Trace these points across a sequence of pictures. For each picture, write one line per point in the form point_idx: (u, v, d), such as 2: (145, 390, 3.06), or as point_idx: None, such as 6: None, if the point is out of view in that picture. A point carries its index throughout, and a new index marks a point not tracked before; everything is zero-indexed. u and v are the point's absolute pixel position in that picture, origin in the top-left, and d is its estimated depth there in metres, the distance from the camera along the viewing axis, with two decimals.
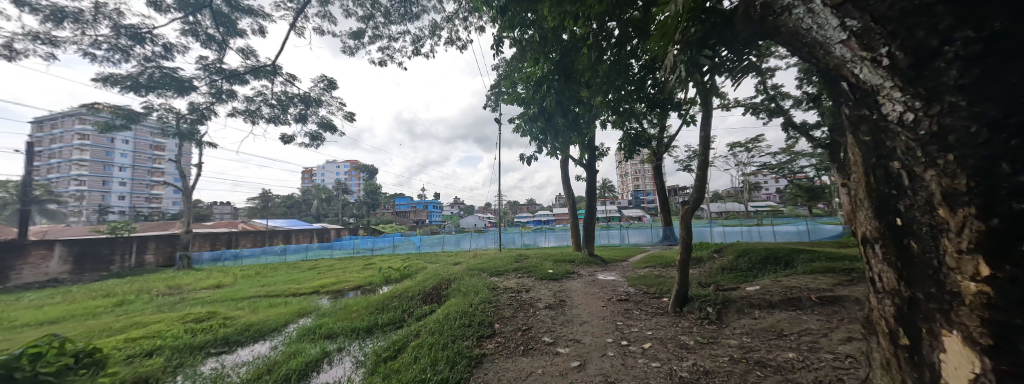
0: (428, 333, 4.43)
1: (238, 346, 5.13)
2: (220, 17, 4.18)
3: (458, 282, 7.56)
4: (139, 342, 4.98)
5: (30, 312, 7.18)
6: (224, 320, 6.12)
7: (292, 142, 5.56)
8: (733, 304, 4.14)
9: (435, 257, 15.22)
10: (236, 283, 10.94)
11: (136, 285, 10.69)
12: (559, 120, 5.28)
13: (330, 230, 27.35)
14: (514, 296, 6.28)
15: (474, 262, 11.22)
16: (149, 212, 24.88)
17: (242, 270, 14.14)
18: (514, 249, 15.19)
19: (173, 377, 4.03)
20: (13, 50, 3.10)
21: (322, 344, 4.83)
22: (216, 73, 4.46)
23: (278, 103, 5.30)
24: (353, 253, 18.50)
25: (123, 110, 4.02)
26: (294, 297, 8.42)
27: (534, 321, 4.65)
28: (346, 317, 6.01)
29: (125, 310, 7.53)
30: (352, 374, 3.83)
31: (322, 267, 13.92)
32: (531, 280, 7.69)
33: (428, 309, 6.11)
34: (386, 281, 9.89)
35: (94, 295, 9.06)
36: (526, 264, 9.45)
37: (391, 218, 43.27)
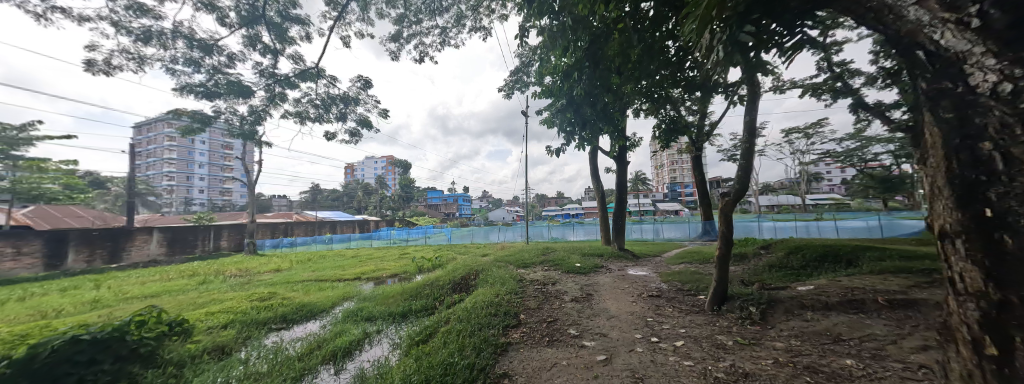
0: (459, 319, 4.58)
1: (293, 323, 5.66)
2: (273, 27, 4.52)
3: (486, 273, 7.73)
4: (217, 315, 5.66)
5: (134, 286, 8.48)
6: (282, 300, 6.80)
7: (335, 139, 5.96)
8: (781, 304, 3.86)
9: (465, 248, 15.66)
10: (291, 268, 12.03)
11: (212, 267, 12.13)
12: (587, 111, 5.19)
13: (370, 222, 29.03)
14: (541, 288, 6.32)
15: (502, 254, 11.44)
16: (222, 204, 28.28)
17: (294, 256, 15.48)
18: (541, 242, 15.22)
19: (243, 347, 4.55)
20: (109, 64, 3.55)
21: (363, 326, 5.19)
22: (270, 78, 4.85)
23: (322, 103, 5.68)
24: (390, 243, 19.47)
25: (198, 114, 4.51)
26: (339, 282, 9.11)
27: (558, 314, 4.64)
28: (384, 302, 6.41)
29: (204, 287, 8.59)
30: (389, 354, 4.08)
31: (363, 256, 14.89)
32: (558, 273, 7.69)
33: (457, 297, 6.37)
34: (419, 269, 10.35)
35: (180, 274, 10.45)
36: (554, 257, 9.45)
37: (424, 211, 45.09)
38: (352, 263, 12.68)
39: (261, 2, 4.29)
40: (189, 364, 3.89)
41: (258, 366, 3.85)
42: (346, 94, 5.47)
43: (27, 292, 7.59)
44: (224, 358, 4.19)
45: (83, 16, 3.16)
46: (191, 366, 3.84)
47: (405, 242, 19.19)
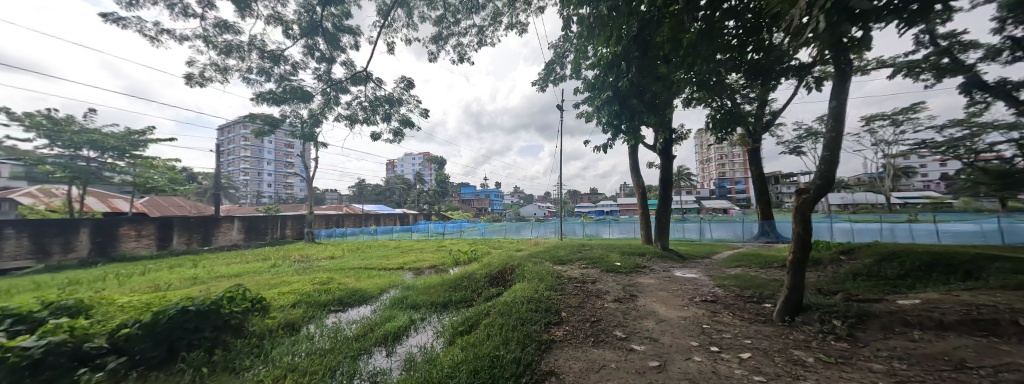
0: (501, 313, 4.66)
1: (349, 306, 6.20)
2: (329, 37, 4.92)
3: (522, 268, 7.82)
4: (287, 296, 6.39)
5: (223, 267, 9.90)
6: (338, 285, 7.48)
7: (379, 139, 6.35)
8: (876, 320, 3.34)
9: (499, 242, 15.86)
10: (344, 256, 13.15)
11: (281, 252, 13.72)
12: (635, 102, 4.91)
13: (410, 216, 30.61)
14: (580, 286, 6.25)
15: (536, 250, 11.40)
16: (286, 196, 31.65)
17: (346, 245, 16.86)
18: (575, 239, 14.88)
19: (309, 325, 5.08)
20: (203, 77, 4.14)
21: (410, 313, 5.51)
22: (328, 85, 5.30)
23: (369, 106, 6.08)
24: (428, 236, 20.35)
25: (268, 117, 5.08)
26: (385, 271, 9.79)
27: (602, 314, 4.54)
28: (426, 291, 6.76)
29: (275, 270, 9.74)
30: (434, 341, 4.30)
31: (405, 247, 15.79)
32: (596, 271, 7.50)
33: (495, 291, 6.50)
34: (456, 262, 10.73)
35: (257, 258, 11.99)
36: (591, 255, 9.22)
37: (460, 206, 46.42)
38: (396, 254, 13.51)
39: (319, 15, 4.68)
40: (268, 336, 4.42)
41: (321, 343, 4.25)
42: (389, 95, 5.81)
43: (146, 268, 9.22)
44: (295, 334, 4.70)
45: (182, 36, 3.73)
46: (270, 339, 4.34)
47: (442, 235, 19.91)
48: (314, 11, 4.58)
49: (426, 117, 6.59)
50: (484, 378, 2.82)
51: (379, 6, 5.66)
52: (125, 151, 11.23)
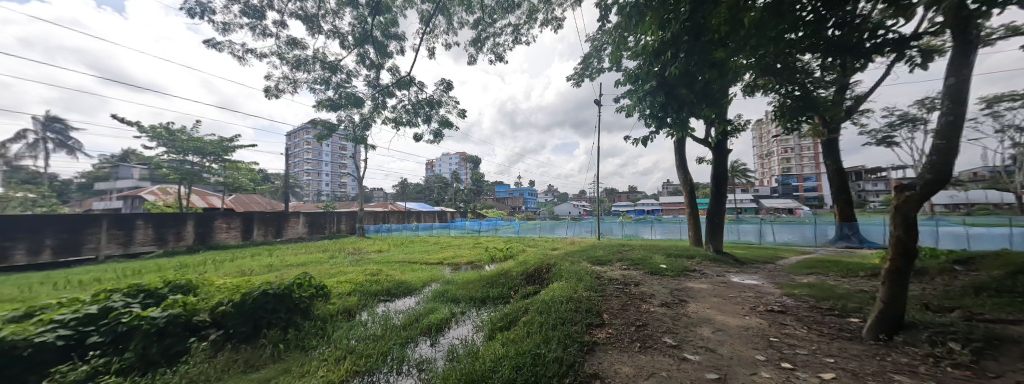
0: (541, 311, 4.64)
1: (395, 297, 6.62)
2: (379, 46, 5.27)
3: (559, 267, 7.73)
4: (344, 284, 7.02)
5: (292, 256, 11.16)
6: (386, 276, 8.03)
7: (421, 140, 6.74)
8: (1012, 344, 2.71)
9: (534, 241, 15.83)
10: (390, 250, 14.08)
11: (337, 245, 15.07)
12: (685, 92, 4.57)
13: (450, 213, 31.80)
14: (622, 289, 6.03)
15: (573, 250, 11.18)
16: (340, 194, 34.67)
17: (392, 240, 18.01)
18: (614, 239, 14.29)
19: (362, 312, 5.51)
20: (276, 88, 4.67)
21: (450, 306, 5.73)
22: (378, 91, 5.69)
23: (412, 109, 6.42)
24: (465, 233, 20.97)
25: (327, 122, 5.58)
26: (427, 265, 10.29)
27: (648, 319, 4.31)
28: (464, 286, 6.97)
29: (333, 261, 10.71)
30: (473, 335, 4.43)
31: (444, 243, 16.44)
32: (639, 273, 7.17)
33: (531, 289, 6.51)
34: (492, 259, 10.94)
35: (318, 249, 13.34)
36: (633, 256, 8.80)
37: (496, 205, 47.12)
38: (436, 249, 14.11)
39: (369, 25, 5.03)
40: (330, 320, 4.87)
41: (373, 330, 4.57)
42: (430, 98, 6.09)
43: (232, 255, 10.72)
44: (351, 319, 5.12)
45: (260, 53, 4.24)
46: (331, 322, 4.78)
47: (479, 233, 20.37)
48: (366, 21, 4.94)
49: (464, 117, 6.82)
50: (525, 376, 2.83)
51: (421, 11, 5.92)
52: (220, 154, 13.46)
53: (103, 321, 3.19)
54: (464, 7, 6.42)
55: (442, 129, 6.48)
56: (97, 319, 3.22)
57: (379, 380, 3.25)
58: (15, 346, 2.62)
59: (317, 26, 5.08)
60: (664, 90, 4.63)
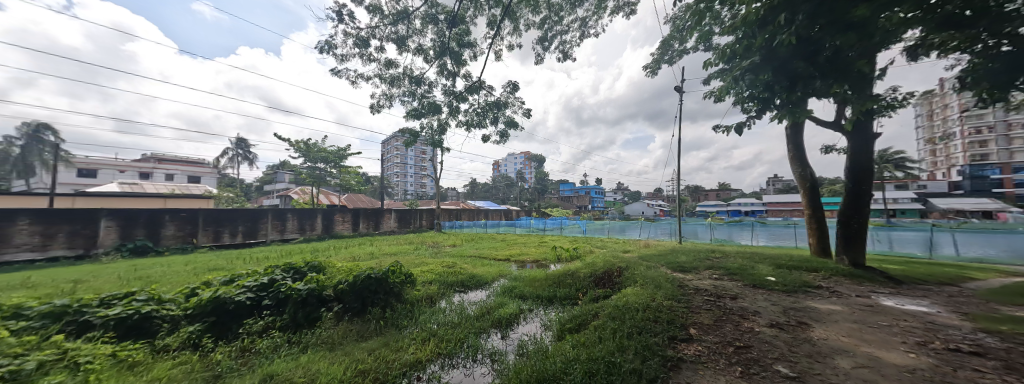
0: (613, 317, 4.31)
1: (468, 288, 6.90)
2: (453, 55, 5.52)
3: (632, 272, 7.18)
4: (426, 274, 7.62)
5: (383, 247, 12.69)
6: (459, 269, 8.45)
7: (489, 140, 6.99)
8: None
9: (603, 241, 15.02)
10: (462, 244, 14.95)
11: (416, 239, 16.59)
12: (803, 66, 3.78)
13: (515, 212, 32.33)
14: (713, 301, 5.27)
15: (649, 253, 10.27)
16: (418, 193, 38.26)
17: (463, 236, 19.07)
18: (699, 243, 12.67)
19: (441, 300, 5.84)
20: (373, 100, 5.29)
21: (517, 303, 5.71)
22: (453, 97, 5.98)
23: (482, 112, 6.60)
24: (530, 231, 20.99)
25: (410, 130, 6.09)
26: (495, 261, 10.54)
27: (753, 340, 3.63)
28: (531, 284, 6.88)
29: (415, 253, 11.80)
30: (541, 333, 4.35)
31: (511, 240, 16.78)
32: (736, 285, 6.20)
33: (601, 292, 6.10)
34: (558, 258, 10.70)
35: (403, 241, 14.89)
36: (726, 264, 7.65)
37: (561, 203, 46.37)
38: (503, 246, 14.48)
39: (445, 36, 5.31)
40: (416, 305, 5.31)
41: (451, 317, 4.79)
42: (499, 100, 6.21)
43: (336, 244, 12.64)
44: (432, 306, 5.47)
45: None
46: (416, 307, 5.19)
47: (543, 231, 20.11)
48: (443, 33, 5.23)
49: (531, 116, 6.85)
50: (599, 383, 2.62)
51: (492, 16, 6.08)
52: (338, 163, 17.23)
53: (271, 289, 4.51)
54: (530, 8, 6.35)
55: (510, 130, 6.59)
56: (265, 287, 4.57)
57: (457, 366, 3.45)
58: (225, 301, 4.11)
59: (403, 44, 5.60)
60: (777, 63, 3.90)
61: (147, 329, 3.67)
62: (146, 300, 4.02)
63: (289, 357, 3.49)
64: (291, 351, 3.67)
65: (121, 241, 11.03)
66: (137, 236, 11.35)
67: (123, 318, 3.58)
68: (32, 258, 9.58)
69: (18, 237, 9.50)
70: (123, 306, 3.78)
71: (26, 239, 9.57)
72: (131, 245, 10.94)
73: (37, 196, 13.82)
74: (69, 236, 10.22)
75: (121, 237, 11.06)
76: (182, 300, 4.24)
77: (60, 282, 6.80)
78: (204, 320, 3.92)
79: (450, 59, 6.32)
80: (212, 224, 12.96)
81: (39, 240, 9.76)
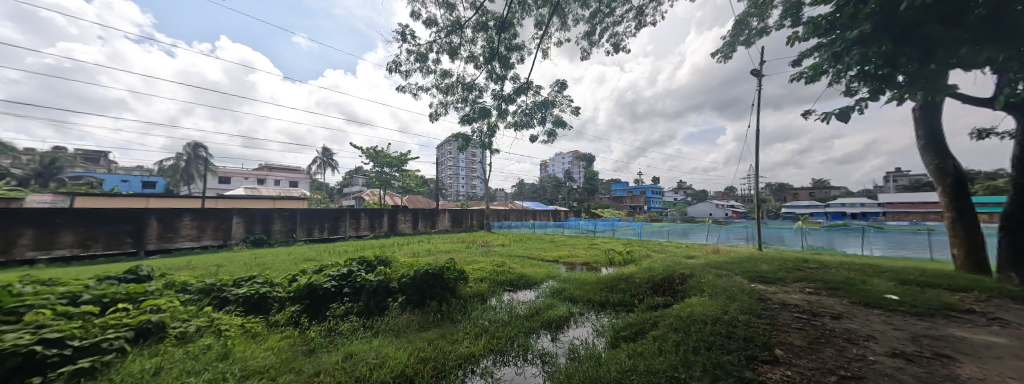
0: (680, 331, 3.83)
1: (517, 288, 6.79)
2: (500, 59, 5.43)
3: (697, 280, 6.42)
4: (477, 271, 7.71)
5: (438, 244, 13.29)
6: (507, 268, 8.37)
7: (536, 139, 6.99)
8: None
9: (660, 245, 13.82)
10: (511, 244, 14.98)
11: (467, 238, 17.10)
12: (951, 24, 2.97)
13: (562, 212, 31.69)
14: (804, 319, 4.43)
15: (719, 260, 9.13)
16: (468, 194, 39.60)
17: (511, 236, 19.12)
18: (782, 251, 10.92)
19: (491, 298, 5.77)
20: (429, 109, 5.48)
21: (567, 305, 5.39)
22: (501, 100, 5.91)
23: (529, 112, 6.43)
24: (579, 232, 20.24)
25: (462, 134, 6.17)
26: (543, 262, 10.29)
27: (864, 372, 2.85)
28: (581, 287, 6.49)
29: (467, 251, 12.12)
30: (593, 339, 4.06)
31: (558, 241, 16.37)
32: (837, 302, 5.16)
33: (661, 300, 5.52)
34: (610, 262, 10.02)
35: (454, 240, 15.44)
36: (822, 276, 6.44)
37: (612, 203, 44.20)
38: (550, 247, 14.17)
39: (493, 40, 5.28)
40: (468, 301, 5.35)
41: (500, 315, 4.68)
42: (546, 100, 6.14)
43: (393, 241, 13.49)
44: (483, 303, 5.43)
45: None
46: (466, 303, 5.21)
47: (593, 233, 19.28)
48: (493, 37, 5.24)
49: (580, 113, 6.60)
50: None
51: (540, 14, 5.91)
52: (400, 167, 18.77)
53: (349, 279, 4.97)
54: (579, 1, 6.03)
55: (557, 128, 6.55)
56: (346, 277, 5.06)
57: (509, 363, 3.36)
58: (317, 287, 4.64)
59: (456, 53, 5.83)
60: (900, 33, 3.50)
61: (263, 307, 4.46)
62: (263, 283, 4.88)
63: (364, 339, 3.76)
64: (365, 334, 3.93)
65: (246, 234, 13.34)
66: (256, 230, 13.61)
67: (248, 296, 4.45)
68: (192, 245, 11.94)
69: (185, 228, 11.81)
70: (249, 286, 4.69)
71: (189, 231, 11.88)
72: (253, 237, 13.22)
73: (191, 199, 17.32)
74: (211, 228, 12.44)
75: (246, 230, 13.33)
76: (287, 284, 4.96)
77: (209, 265, 8.30)
78: (301, 302, 4.54)
79: (498, 64, 6.30)
80: (307, 221, 14.98)
81: (196, 232, 12.09)
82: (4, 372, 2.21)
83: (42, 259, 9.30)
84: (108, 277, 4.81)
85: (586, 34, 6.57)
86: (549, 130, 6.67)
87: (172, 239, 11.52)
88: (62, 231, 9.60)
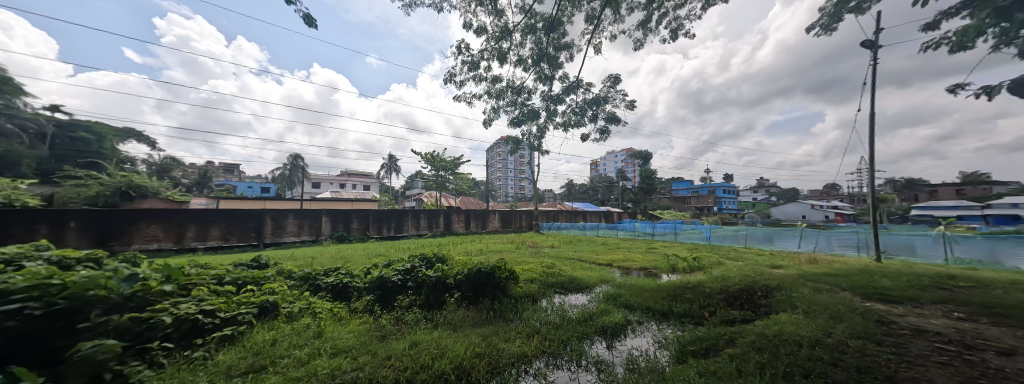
0: (769, 352, 3.19)
1: (568, 291, 6.43)
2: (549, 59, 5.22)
3: (786, 295, 5.39)
4: (526, 272, 7.52)
5: (489, 244, 13.48)
6: (559, 270, 8.03)
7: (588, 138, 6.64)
8: None
9: (734, 252, 12.16)
10: (561, 246, 14.56)
11: (519, 238, 17.14)
12: None
13: (616, 213, 30.06)
14: (950, 351, 3.37)
15: (816, 271, 7.64)
16: (519, 195, 39.84)
17: (562, 237, 18.63)
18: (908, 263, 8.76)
19: (541, 300, 5.50)
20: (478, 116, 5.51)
21: (623, 312, 4.89)
22: (550, 101, 5.68)
23: (580, 111, 6.08)
24: (635, 235, 18.89)
25: (512, 139, 6.09)
26: (595, 265, 9.71)
27: None
28: (638, 293, 5.88)
29: (518, 251, 12.06)
30: (654, 351, 3.59)
31: (611, 244, 15.49)
32: (1004, 333, 3.88)
33: (738, 313, 4.73)
34: (673, 268, 9.04)
35: (505, 240, 15.55)
36: (980, 300, 4.93)
37: (672, 204, 40.76)
38: (602, 249, 13.46)
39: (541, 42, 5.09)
40: (520, 300, 5.17)
41: (551, 317, 4.40)
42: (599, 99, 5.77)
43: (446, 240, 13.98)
44: (534, 303, 5.21)
45: None
46: (516, 302, 5.02)
47: (652, 236, 17.83)
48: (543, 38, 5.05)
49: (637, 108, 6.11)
50: None
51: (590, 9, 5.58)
52: (453, 171, 19.62)
53: (412, 273, 5.15)
54: None
55: (611, 126, 6.15)
56: (409, 272, 5.25)
57: (562, 368, 3.10)
58: (387, 279, 4.92)
59: (506, 58, 5.78)
60: None
61: (345, 295, 4.88)
62: (345, 273, 5.37)
63: (425, 330, 3.80)
64: (426, 326, 3.96)
65: (332, 231, 14.97)
66: (340, 227, 15.16)
67: (335, 284, 4.96)
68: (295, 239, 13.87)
69: (290, 226, 13.82)
70: (335, 276, 5.20)
71: (292, 228, 13.85)
72: (337, 234, 14.79)
73: (292, 202, 20.25)
74: (307, 226, 14.26)
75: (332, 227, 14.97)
76: (363, 276, 5.37)
77: (307, 257, 9.51)
78: (374, 292, 4.84)
79: (547, 65, 6.08)
80: (378, 220, 16.33)
81: (297, 229, 14.02)
82: (182, 333, 3.13)
83: (201, 247, 11.64)
84: (240, 263, 5.71)
85: (641, 23, 6.02)
86: (602, 128, 6.29)
87: (280, 235, 13.57)
88: (211, 225, 11.91)
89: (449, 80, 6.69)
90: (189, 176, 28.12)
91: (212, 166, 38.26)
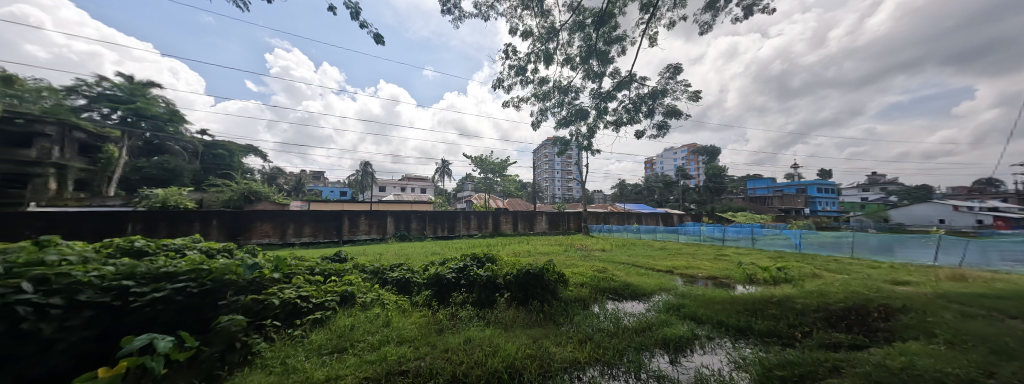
0: None
1: (622, 298, 5.89)
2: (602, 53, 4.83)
3: (912, 318, 4.24)
4: (576, 275, 7.12)
5: (537, 246, 13.27)
6: (612, 275, 7.47)
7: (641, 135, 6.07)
8: None
9: (832, 262, 10.15)
10: (613, 249, 13.71)
11: (569, 241, 16.64)
12: None
13: (677, 216, 27.59)
14: None
15: (961, 291, 5.91)
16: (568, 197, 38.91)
17: (616, 241, 17.59)
18: None
19: (594, 305, 5.11)
20: None
21: (688, 324, 4.30)
22: (600, 98, 5.29)
23: (636, 107, 5.56)
24: (700, 239, 17.03)
25: (559, 139, 5.79)
26: (653, 271, 8.88)
27: None
28: (707, 305, 5.14)
29: (566, 254, 11.63)
30: (729, 372, 3.03)
31: (671, 249, 14.16)
32: None
33: (844, 336, 3.82)
34: (749, 279, 7.84)
35: (554, 242, 15.19)
36: None
37: (745, 205, 36.11)
38: (661, 254, 12.34)
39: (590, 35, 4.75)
40: (571, 305, 4.86)
41: (605, 324, 4.02)
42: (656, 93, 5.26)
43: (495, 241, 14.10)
44: (585, 309, 4.85)
45: None
46: (568, 306, 4.73)
47: (721, 241, 15.87)
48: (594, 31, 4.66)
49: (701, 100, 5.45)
50: None
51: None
52: (502, 173, 19.94)
53: (464, 271, 5.16)
54: None
55: (669, 121, 5.56)
56: (462, 270, 5.28)
57: (618, 379, 2.76)
58: (444, 275, 5.01)
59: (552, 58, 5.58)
60: None
61: (407, 289, 5.09)
62: (407, 268, 5.62)
63: (477, 327, 3.74)
64: (480, 323, 3.89)
65: (396, 230, 16.13)
66: (402, 227, 16.27)
67: (400, 278, 5.22)
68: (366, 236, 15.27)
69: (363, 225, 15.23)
70: (400, 271, 5.48)
71: (364, 227, 15.25)
72: (399, 233, 15.93)
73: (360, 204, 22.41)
74: (376, 225, 15.56)
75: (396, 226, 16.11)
76: (422, 272, 5.57)
77: (373, 254, 10.33)
78: (431, 288, 4.95)
79: (597, 61, 5.72)
80: (435, 221, 17.20)
81: (368, 227, 15.38)
82: (286, 314, 3.53)
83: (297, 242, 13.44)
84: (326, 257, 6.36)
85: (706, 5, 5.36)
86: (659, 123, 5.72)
87: (355, 232, 15.03)
88: (304, 223, 13.63)
89: (498, 86, 6.74)
90: (289, 183, 33.39)
91: (303, 174, 44.75)
